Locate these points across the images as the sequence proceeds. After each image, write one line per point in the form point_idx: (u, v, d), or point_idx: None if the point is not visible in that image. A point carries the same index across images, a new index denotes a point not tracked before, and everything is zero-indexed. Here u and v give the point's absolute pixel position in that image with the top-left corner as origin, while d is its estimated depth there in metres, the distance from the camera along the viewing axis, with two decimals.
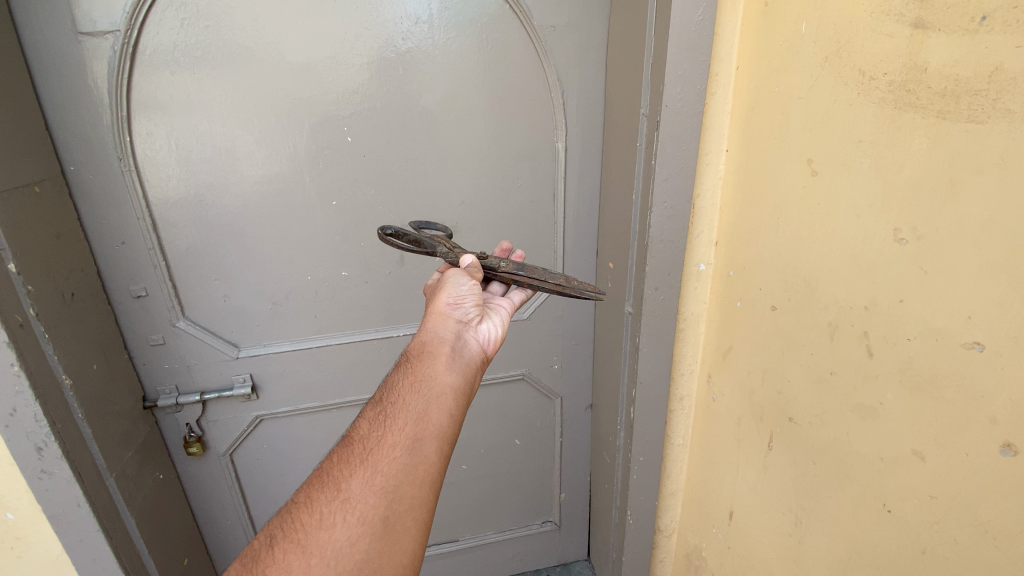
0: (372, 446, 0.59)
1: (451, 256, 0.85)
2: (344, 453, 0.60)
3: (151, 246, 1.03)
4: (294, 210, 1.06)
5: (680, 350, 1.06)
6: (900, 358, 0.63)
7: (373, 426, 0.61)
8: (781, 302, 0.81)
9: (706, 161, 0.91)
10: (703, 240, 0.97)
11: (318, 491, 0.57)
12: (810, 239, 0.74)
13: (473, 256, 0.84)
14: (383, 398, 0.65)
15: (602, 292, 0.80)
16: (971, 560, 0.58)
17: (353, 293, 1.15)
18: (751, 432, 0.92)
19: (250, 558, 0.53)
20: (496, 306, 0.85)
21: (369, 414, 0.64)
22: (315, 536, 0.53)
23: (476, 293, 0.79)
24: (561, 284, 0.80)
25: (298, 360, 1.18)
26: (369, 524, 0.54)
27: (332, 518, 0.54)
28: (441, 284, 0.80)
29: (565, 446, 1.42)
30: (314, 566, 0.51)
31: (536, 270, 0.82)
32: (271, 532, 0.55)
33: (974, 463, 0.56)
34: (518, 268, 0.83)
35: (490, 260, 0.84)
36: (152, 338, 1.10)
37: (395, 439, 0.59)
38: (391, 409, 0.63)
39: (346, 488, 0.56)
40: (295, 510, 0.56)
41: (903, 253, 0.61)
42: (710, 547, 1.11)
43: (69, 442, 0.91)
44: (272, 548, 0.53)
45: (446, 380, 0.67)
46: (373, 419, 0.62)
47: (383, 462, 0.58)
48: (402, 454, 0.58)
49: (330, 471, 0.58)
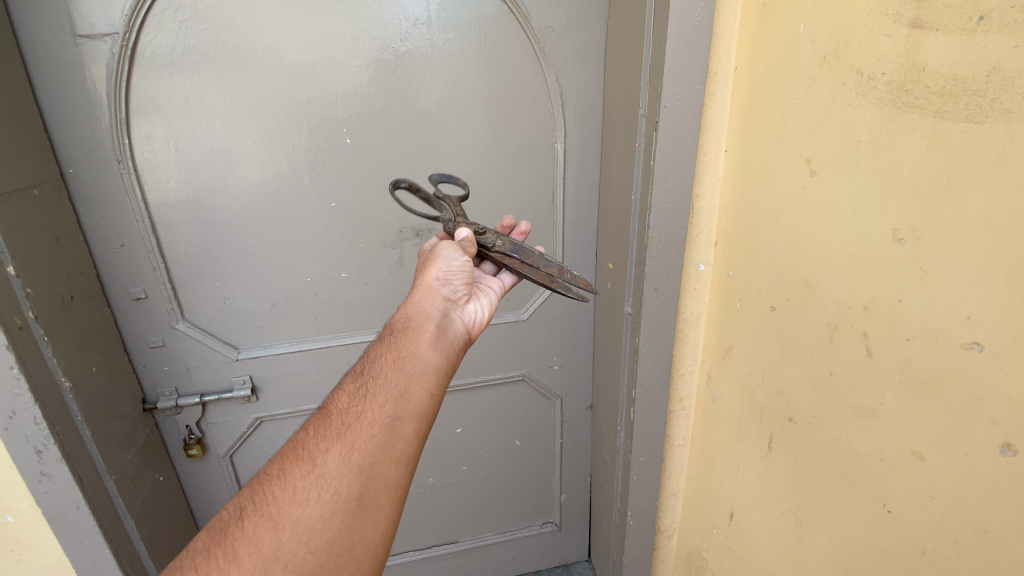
0: (350, 422, 0.59)
1: (451, 222, 0.86)
2: (321, 427, 0.59)
3: (150, 248, 1.03)
4: (293, 212, 1.06)
5: (680, 350, 1.06)
6: (899, 358, 0.63)
7: (351, 402, 0.61)
8: (781, 302, 0.81)
9: (704, 161, 0.91)
10: (703, 240, 0.97)
11: (292, 464, 0.56)
12: (810, 239, 0.74)
13: (469, 230, 0.83)
14: (364, 372, 0.65)
15: (591, 289, 0.80)
16: (972, 560, 0.58)
17: (353, 294, 1.15)
18: (751, 432, 0.92)
19: (220, 529, 0.52)
20: (484, 289, 0.88)
21: (347, 389, 0.63)
22: (288, 511, 0.52)
23: (466, 271, 0.82)
24: (553, 275, 0.81)
25: (298, 362, 1.18)
26: (343, 501, 0.53)
27: (306, 494, 0.53)
28: (431, 262, 0.81)
29: (565, 447, 1.42)
30: (285, 541, 0.51)
31: (532, 255, 0.81)
32: (241, 503, 0.54)
33: (973, 463, 0.56)
34: (514, 249, 0.82)
35: (486, 238, 0.83)
36: (151, 340, 1.10)
37: (374, 416, 0.59)
38: (371, 385, 0.63)
39: (321, 463, 0.55)
40: (268, 483, 0.55)
41: (902, 253, 0.61)
42: (710, 547, 1.11)
43: (68, 444, 0.91)
44: (242, 520, 0.52)
45: (429, 359, 0.67)
46: (353, 393, 0.62)
47: (360, 438, 0.57)
48: (380, 431, 0.58)
49: (305, 444, 0.58)
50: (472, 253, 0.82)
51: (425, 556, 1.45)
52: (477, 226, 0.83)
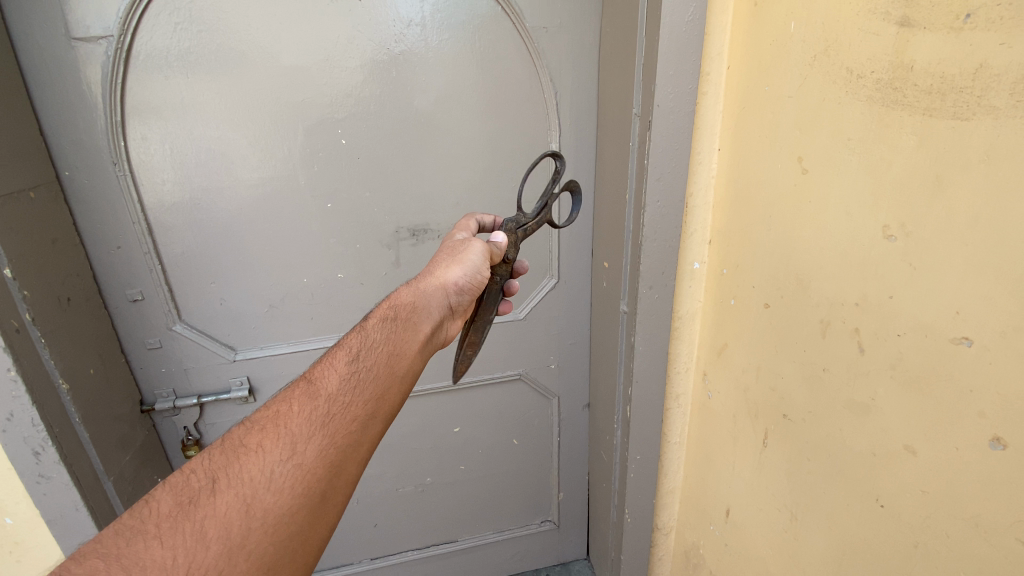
0: (336, 413, 0.58)
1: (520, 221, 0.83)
2: (306, 409, 0.58)
3: (147, 250, 1.03)
4: (289, 213, 1.07)
5: (676, 348, 1.06)
6: (890, 354, 0.63)
7: (340, 390, 0.60)
8: (774, 300, 0.82)
9: (698, 160, 0.92)
10: (697, 239, 0.97)
11: (272, 443, 0.55)
12: (802, 237, 0.74)
13: (509, 241, 0.82)
14: (358, 358, 0.64)
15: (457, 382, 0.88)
16: (962, 552, 0.58)
17: (349, 295, 1.15)
18: (746, 429, 0.92)
19: (190, 500, 0.51)
20: None
21: (339, 371, 0.62)
22: (260, 496, 0.52)
23: (479, 276, 0.78)
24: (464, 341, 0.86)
25: (295, 362, 1.18)
26: (312, 497, 0.54)
27: (281, 481, 0.53)
28: (459, 253, 0.80)
29: (563, 446, 1.42)
30: (253, 528, 0.51)
31: (485, 316, 0.85)
32: (213, 473, 0.53)
33: (964, 457, 0.57)
34: (489, 295, 0.85)
35: (500, 265, 0.83)
36: (148, 342, 1.10)
37: (357, 412, 0.59)
38: (362, 376, 0.62)
39: (301, 450, 0.55)
40: (244, 459, 0.54)
41: (892, 250, 0.62)
42: (707, 544, 1.11)
43: (66, 446, 0.91)
44: (214, 494, 0.52)
45: (415, 359, 0.69)
46: (345, 380, 0.61)
47: (341, 433, 0.57)
48: (359, 429, 0.59)
49: (288, 423, 0.57)
50: (496, 260, 0.81)
51: (424, 555, 1.45)
52: (512, 253, 0.82)
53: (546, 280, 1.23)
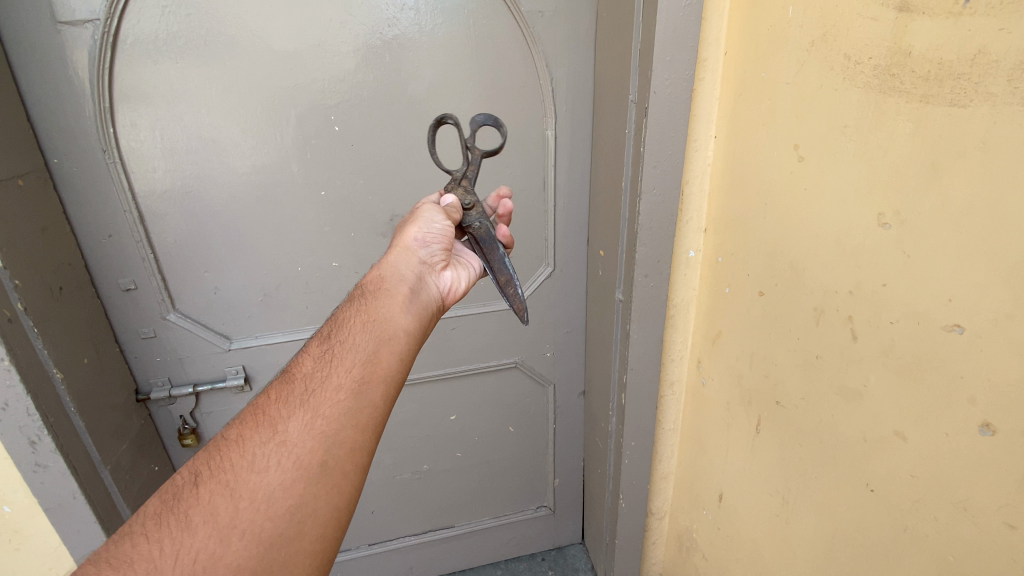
0: (314, 387, 0.58)
1: (454, 177, 0.83)
2: (284, 393, 0.59)
3: (139, 239, 1.02)
4: (282, 201, 1.06)
5: (670, 336, 1.07)
6: (883, 341, 0.64)
7: (316, 366, 0.61)
8: (768, 288, 0.82)
9: (694, 147, 0.91)
10: (692, 226, 0.98)
11: (252, 431, 0.56)
12: (798, 225, 0.74)
13: (458, 197, 0.83)
14: (331, 336, 0.65)
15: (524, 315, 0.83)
16: (949, 535, 0.59)
17: (344, 284, 1.15)
18: (740, 415, 0.93)
19: (173, 495, 0.52)
20: (464, 262, 0.88)
21: (313, 352, 0.63)
22: (245, 479, 0.52)
23: (444, 236, 0.80)
24: (501, 281, 0.86)
25: (290, 351, 1.18)
26: (305, 470, 0.53)
27: (266, 462, 0.53)
28: (411, 219, 0.80)
29: (558, 432, 1.43)
30: (243, 508, 0.51)
31: (497, 254, 0.85)
32: (196, 469, 0.54)
33: (953, 442, 0.57)
34: (485, 239, 0.85)
35: (469, 214, 0.84)
36: (142, 331, 1.10)
37: (339, 381, 0.59)
38: (337, 351, 0.62)
39: (282, 430, 0.55)
40: (226, 449, 0.55)
41: (887, 238, 0.62)
42: (700, 528, 1.13)
43: (62, 435, 0.91)
44: (197, 486, 0.52)
45: (400, 323, 0.68)
46: (318, 359, 0.62)
47: (325, 404, 0.57)
48: (346, 396, 0.58)
49: (267, 410, 0.58)
50: (456, 220, 0.82)
51: (422, 540, 1.47)
52: (470, 198, 0.83)
53: (542, 268, 1.22)
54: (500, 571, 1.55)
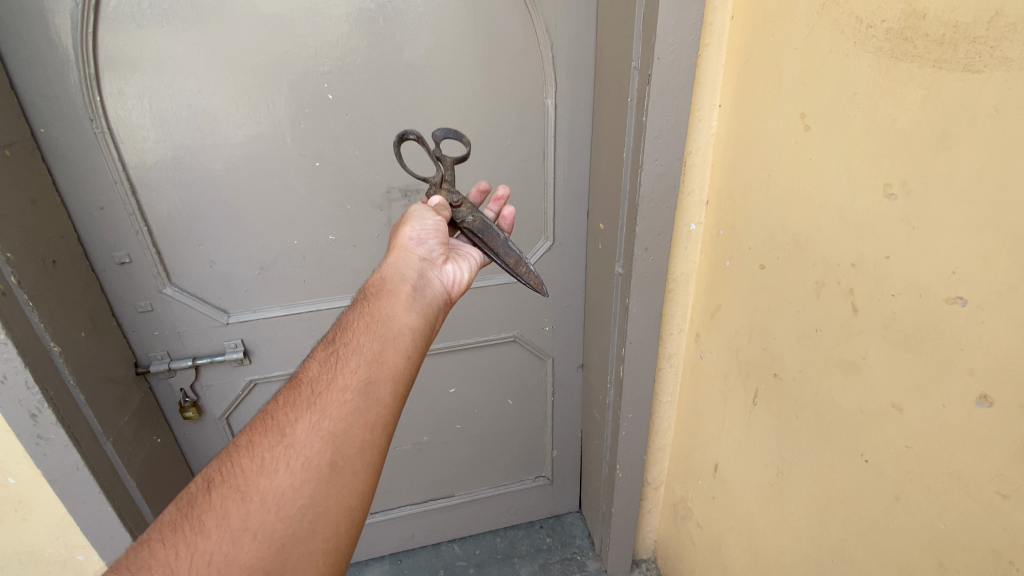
0: (320, 390, 0.59)
1: (433, 183, 0.86)
2: (291, 397, 0.59)
3: (131, 211, 1.00)
4: (277, 173, 1.03)
5: (669, 309, 1.07)
6: (884, 313, 0.64)
7: (322, 369, 0.61)
8: (769, 261, 0.82)
9: (698, 117, 0.89)
10: (694, 199, 0.96)
11: (261, 436, 0.56)
12: (801, 197, 0.73)
13: (444, 197, 0.86)
14: (336, 339, 0.65)
15: (542, 286, 0.88)
16: (941, 504, 0.60)
17: (341, 257, 1.14)
18: (737, 387, 0.94)
19: (187, 502, 0.52)
20: (465, 253, 0.87)
21: (319, 356, 0.63)
22: (254, 482, 0.52)
23: (439, 230, 0.80)
24: (510, 264, 0.88)
25: (289, 325, 1.18)
26: (314, 470, 0.54)
27: (275, 465, 0.54)
28: (405, 220, 0.80)
29: (557, 405, 1.45)
30: (254, 511, 0.51)
31: (499, 240, 0.87)
32: (208, 476, 0.54)
33: (950, 413, 0.58)
34: (482, 230, 0.87)
35: (459, 211, 0.87)
36: (139, 305, 1.09)
37: (345, 382, 0.59)
38: (343, 353, 0.62)
39: (290, 434, 0.55)
40: (236, 455, 0.55)
41: (892, 209, 0.61)
42: (695, 497, 1.15)
43: (62, 407, 0.92)
44: (209, 492, 0.52)
45: (405, 321, 0.67)
46: (323, 362, 0.62)
47: (332, 405, 0.57)
48: (352, 397, 0.58)
49: (275, 415, 0.58)
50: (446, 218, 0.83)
51: (422, 509, 1.50)
52: (455, 197, 0.86)
53: (541, 241, 1.21)
54: (499, 538, 1.58)
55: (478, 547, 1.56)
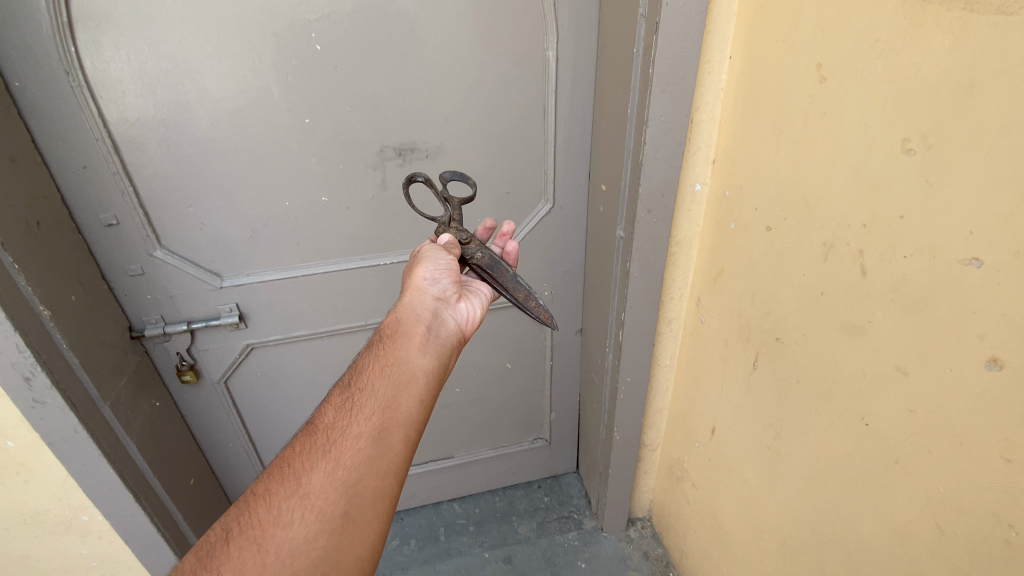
0: (335, 437, 0.60)
1: (442, 223, 0.89)
2: (307, 445, 0.60)
3: (115, 170, 0.97)
4: (265, 130, 0.99)
5: (671, 273, 1.05)
6: (894, 275, 0.62)
7: (338, 415, 0.63)
8: (777, 223, 0.79)
9: (706, 70, 0.85)
10: (700, 158, 0.93)
11: (278, 485, 0.57)
12: (813, 155, 0.70)
13: (453, 236, 0.89)
14: (351, 385, 0.67)
15: (553, 320, 0.87)
16: (941, 468, 0.60)
17: (335, 220, 1.11)
18: (737, 352, 0.93)
19: (206, 552, 0.53)
20: (475, 291, 0.90)
21: (335, 402, 0.65)
22: (271, 533, 0.53)
23: (450, 271, 0.82)
24: (519, 299, 0.88)
25: (284, 289, 1.16)
26: (328, 521, 0.55)
27: (290, 515, 0.54)
28: (417, 261, 0.84)
29: (555, 369, 1.45)
30: (270, 563, 0.52)
31: (507, 274, 0.87)
32: (227, 525, 0.55)
33: (957, 377, 0.57)
34: (490, 265, 0.88)
35: (468, 248, 0.89)
36: (129, 269, 1.06)
37: (360, 430, 0.61)
38: (357, 399, 0.64)
39: (306, 483, 0.57)
40: (254, 504, 0.56)
41: (909, 166, 0.58)
42: (691, 459, 1.17)
43: (57, 371, 0.90)
44: (228, 543, 0.53)
45: (417, 366, 0.70)
46: (339, 409, 0.63)
47: (347, 454, 0.59)
48: (366, 445, 0.60)
49: (291, 463, 0.59)
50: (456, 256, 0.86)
51: (422, 470, 1.51)
52: (463, 235, 0.89)
53: (541, 204, 1.18)
54: (498, 497, 1.59)
55: (478, 506, 1.57)
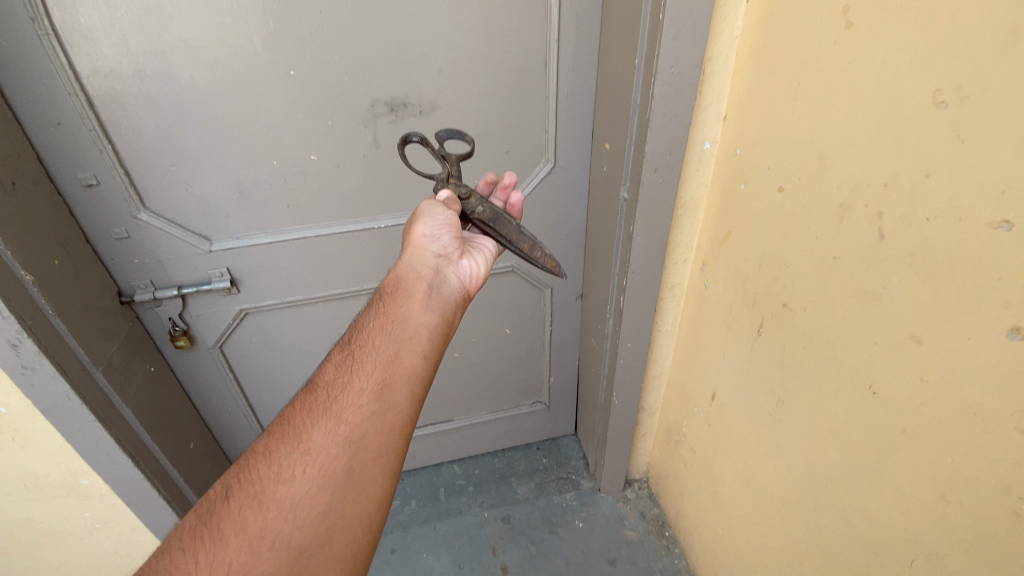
0: (337, 393, 0.59)
1: (439, 179, 0.83)
2: (308, 401, 0.59)
3: (91, 127, 0.91)
4: (247, 83, 0.93)
5: (676, 237, 1.01)
6: (915, 239, 0.59)
7: (338, 372, 0.61)
8: (789, 183, 0.75)
9: (722, 15, 0.78)
10: (711, 114, 0.87)
11: (280, 441, 0.56)
12: (834, 108, 0.65)
13: (452, 191, 0.82)
14: (351, 342, 0.66)
15: (560, 270, 0.85)
16: (951, 438, 0.58)
17: (326, 180, 1.06)
18: (741, 317, 0.91)
19: (207, 509, 0.52)
20: (478, 248, 0.88)
21: (335, 359, 0.64)
22: (273, 489, 0.52)
23: (451, 225, 0.78)
24: (524, 251, 0.84)
25: (276, 253, 1.12)
26: (331, 476, 0.54)
27: (292, 471, 0.53)
28: (415, 217, 0.79)
29: (555, 335, 1.43)
30: (273, 517, 0.51)
31: (510, 228, 0.83)
32: (227, 483, 0.54)
33: (975, 346, 0.54)
34: (492, 220, 0.83)
35: (469, 202, 0.83)
36: (114, 232, 1.02)
37: (361, 385, 0.59)
38: (358, 356, 0.63)
39: (307, 439, 0.55)
40: (253, 461, 0.55)
41: (940, 120, 0.54)
42: (690, 423, 1.16)
43: (44, 337, 0.88)
44: (228, 499, 0.52)
45: (418, 324, 0.68)
46: (340, 365, 0.62)
47: (348, 409, 0.57)
48: (368, 400, 0.58)
49: (292, 420, 0.58)
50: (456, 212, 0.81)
51: (422, 433, 1.51)
52: (462, 189, 0.82)
53: (542, 163, 1.13)
54: (498, 459, 1.60)
55: (478, 467, 1.58)
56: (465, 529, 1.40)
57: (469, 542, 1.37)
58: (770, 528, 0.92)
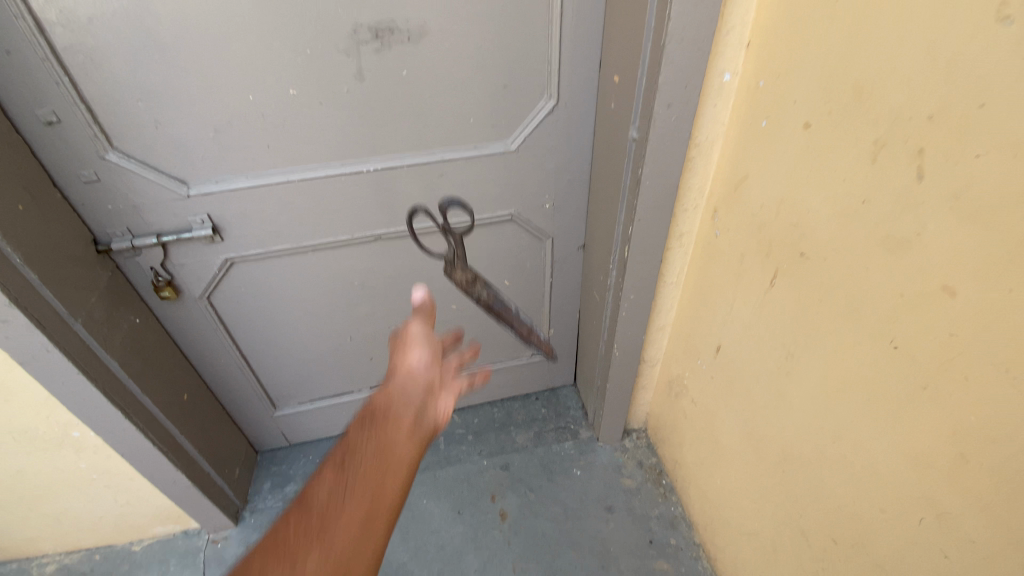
0: (326, 526, 0.54)
1: (447, 258, 0.87)
2: (296, 531, 0.54)
3: (42, 55, 0.82)
4: (212, 4, 0.82)
5: (687, 181, 0.94)
6: (958, 179, 0.52)
7: (329, 500, 0.56)
8: (818, 118, 0.67)
9: None
10: (732, 41, 0.78)
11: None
12: (878, 29, 0.57)
13: (459, 275, 0.87)
14: (341, 461, 0.60)
15: (553, 355, 1.00)
16: (977, 396, 0.54)
17: (308, 118, 0.97)
18: (754, 268, 0.86)
19: None
20: None
21: (324, 479, 0.58)
22: None
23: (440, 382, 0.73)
24: (523, 334, 0.96)
25: (258, 199, 1.04)
26: None
27: None
28: (405, 344, 0.74)
29: (556, 287, 1.38)
30: None
31: (511, 315, 0.93)
32: None
33: (1016, 299, 0.49)
34: (496, 304, 0.91)
35: (475, 287, 0.89)
36: (82, 174, 0.95)
37: (350, 522, 0.56)
38: (350, 483, 0.58)
39: None
40: None
41: (1006, 37, 0.46)
42: (692, 376, 1.14)
43: (13, 288, 0.83)
44: None
45: (410, 450, 0.64)
46: (332, 492, 0.57)
47: (337, 549, 0.54)
48: (357, 539, 0.55)
49: (274, 552, 0.53)
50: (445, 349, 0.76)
51: None
52: (468, 274, 0.87)
53: (543, 101, 1.04)
54: (497, 409, 1.59)
55: (477, 417, 1.57)
56: (465, 477, 1.41)
57: (469, 489, 1.39)
58: (770, 481, 0.91)
